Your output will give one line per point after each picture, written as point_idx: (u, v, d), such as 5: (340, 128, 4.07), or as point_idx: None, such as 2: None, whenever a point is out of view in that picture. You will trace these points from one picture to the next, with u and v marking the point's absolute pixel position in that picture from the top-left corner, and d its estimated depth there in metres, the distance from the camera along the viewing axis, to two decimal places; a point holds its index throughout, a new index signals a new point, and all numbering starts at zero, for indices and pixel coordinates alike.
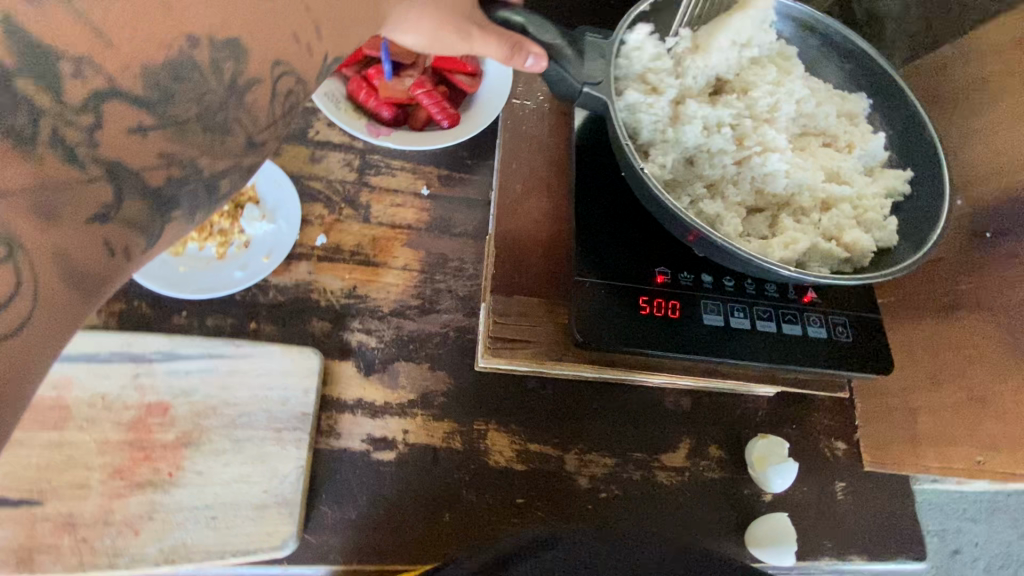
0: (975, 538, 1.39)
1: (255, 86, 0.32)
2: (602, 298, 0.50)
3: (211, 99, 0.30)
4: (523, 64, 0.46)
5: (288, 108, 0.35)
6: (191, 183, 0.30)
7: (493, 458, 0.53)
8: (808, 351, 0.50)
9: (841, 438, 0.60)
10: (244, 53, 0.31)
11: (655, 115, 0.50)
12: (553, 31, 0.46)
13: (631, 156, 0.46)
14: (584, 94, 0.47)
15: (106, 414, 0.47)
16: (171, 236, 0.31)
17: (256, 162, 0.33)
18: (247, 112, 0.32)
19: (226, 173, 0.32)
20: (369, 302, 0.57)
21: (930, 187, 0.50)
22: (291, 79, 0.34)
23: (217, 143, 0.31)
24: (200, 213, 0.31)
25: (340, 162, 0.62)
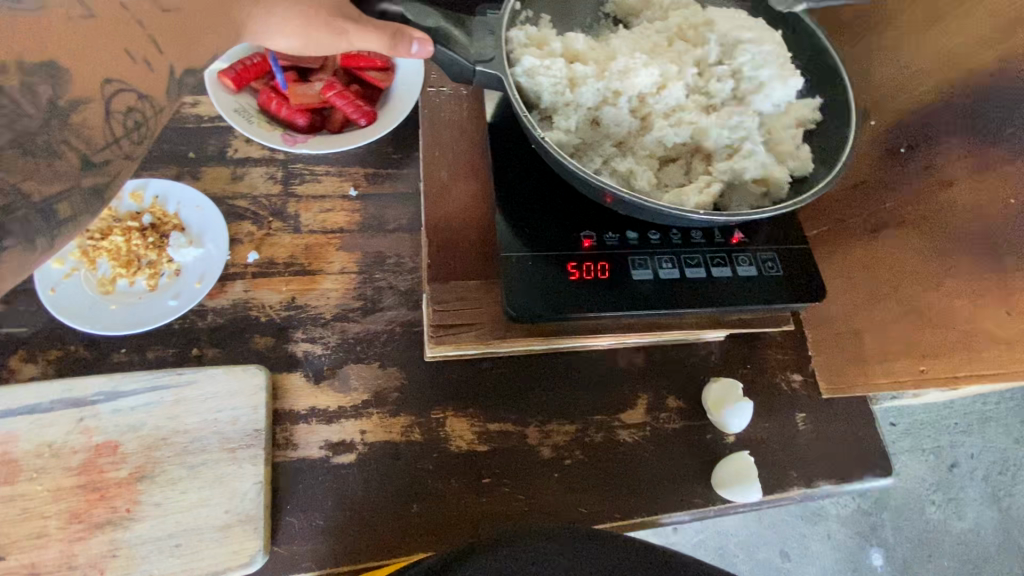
0: (970, 450, 1.42)
1: (81, 108, 0.39)
2: (532, 271, 0.51)
3: (26, 124, 0.36)
4: (407, 51, 0.45)
5: (134, 125, 0.41)
6: (18, 211, 0.35)
7: (455, 443, 0.54)
8: (741, 291, 0.51)
9: (795, 369, 0.60)
10: (64, 76, 0.38)
11: (554, 77, 0.49)
12: (435, 15, 0.47)
13: (531, 126, 0.46)
14: (478, 73, 0.47)
15: (55, 461, 0.47)
16: (15, 266, 0.36)
17: (97, 179, 0.39)
18: (77, 135, 0.38)
19: (61, 196, 0.37)
20: (311, 311, 0.57)
21: (836, 113, 0.51)
22: (129, 96, 0.41)
23: (43, 166, 0.37)
24: (41, 239, 0.36)
25: (263, 176, 0.62)
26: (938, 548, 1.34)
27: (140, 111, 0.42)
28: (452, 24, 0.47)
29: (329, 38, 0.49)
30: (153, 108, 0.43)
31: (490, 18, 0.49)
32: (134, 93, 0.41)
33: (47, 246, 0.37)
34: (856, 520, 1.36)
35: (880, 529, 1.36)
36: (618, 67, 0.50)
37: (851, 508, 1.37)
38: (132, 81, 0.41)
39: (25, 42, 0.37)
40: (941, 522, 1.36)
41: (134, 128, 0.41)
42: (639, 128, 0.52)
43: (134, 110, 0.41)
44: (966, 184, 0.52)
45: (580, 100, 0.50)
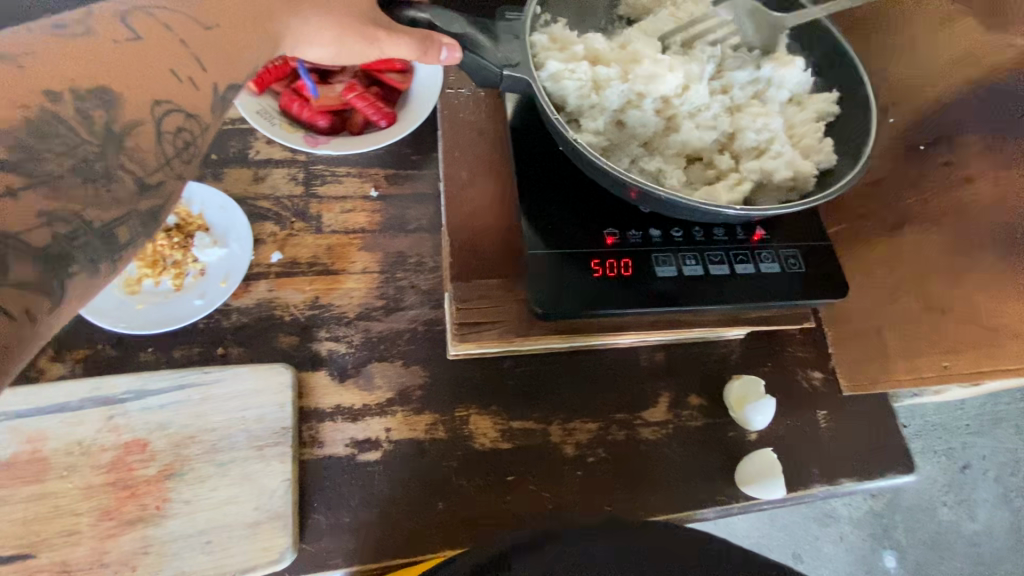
0: (982, 451, 1.41)
1: (134, 131, 0.38)
2: (557, 269, 0.51)
3: (85, 151, 0.36)
4: (438, 57, 0.48)
5: (183, 144, 0.41)
6: (82, 237, 0.34)
7: (479, 441, 0.54)
8: (765, 287, 0.51)
9: (816, 367, 0.60)
10: (117, 101, 0.38)
11: (578, 80, 0.49)
12: (460, 20, 0.48)
13: (560, 127, 0.46)
14: (505, 78, 0.47)
15: (85, 458, 0.48)
16: (82, 292, 0.34)
17: (152, 203, 0.38)
18: (130, 158, 0.38)
19: (119, 221, 0.36)
20: (334, 310, 0.57)
21: (858, 106, 0.51)
22: (178, 117, 0.40)
23: (101, 191, 0.36)
24: (104, 263, 0.35)
25: (285, 177, 0.62)
26: (951, 550, 1.34)
27: (189, 131, 0.41)
28: (478, 29, 0.48)
29: (362, 45, 0.50)
30: (200, 126, 0.42)
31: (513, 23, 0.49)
32: (181, 114, 0.41)
33: (110, 270, 0.36)
34: (868, 522, 1.36)
35: (893, 531, 1.35)
36: (642, 70, 0.50)
37: (863, 510, 1.37)
38: (182, 102, 0.41)
39: (75, 69, 0.37)
40: (953, 524, 1.36)
41: (183, 148, 0.41)
42: (664, 128, 0.52)
43: (183, 130, 0.41)
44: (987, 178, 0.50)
45: (606, 103, 0.50)
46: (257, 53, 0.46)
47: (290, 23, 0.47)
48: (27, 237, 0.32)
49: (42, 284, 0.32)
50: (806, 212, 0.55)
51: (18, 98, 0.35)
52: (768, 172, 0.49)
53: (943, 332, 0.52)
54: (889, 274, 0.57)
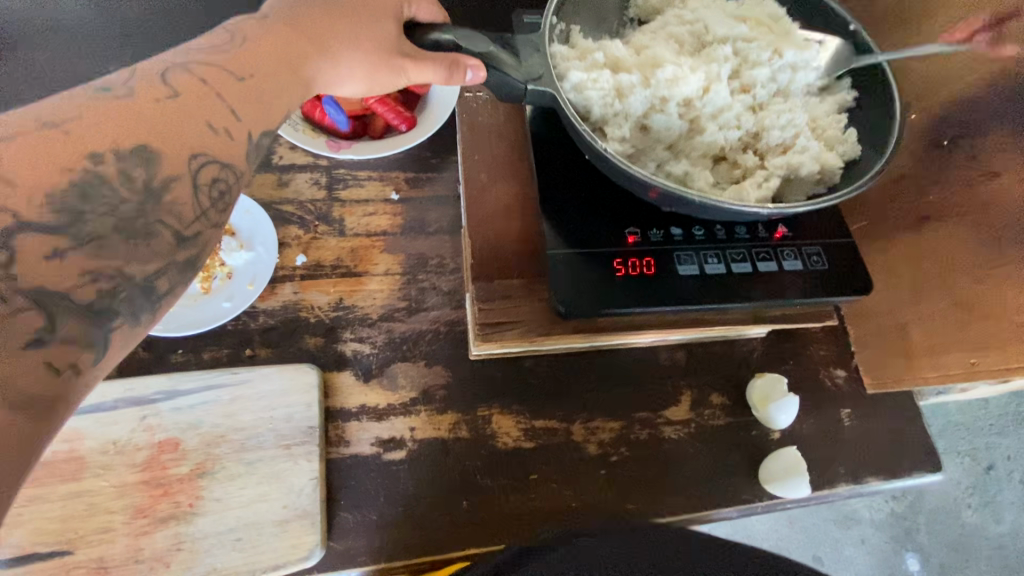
0: (1007, 452, 1.39)
1: (172, 186, 0.37)
2: (580, 269, 0.51)
3: (126, 210, 0.35)
4: (463, 80, 0.47)
5: (219, 195, 0.40)
6: (124, 291, 0.34)
7: (502, 440, 0.55)
8: (787, 283, 0.51)
9: (838, 365, 0.61)
10: (155, 158, 0.37)
11: (601, 89, 0.49)
12: (484, 39, 0.47)
13: (587, 135, 0.47)
14: (529, 91, 0.48)
15: (120, 458, 0.49)
16: (124, 343, 0.34)
17: (190, 253, 0.38)
18: (171, 212, 0.37)
19: (161, 272, 0.36)
20: (357, 312, 0.58)
21: (878, 98, 0.51)
22: (215, 168, 0.40)
23: (140, 247, 0.35)
24: (145, 314, 0.35)
25: (308, 182, 0.64)
26: (976, 554, 1.31)
27: (225, 180, 0.40)
28: (500, 47, 0.48)
29: (390, 76, 0.49)
30: (237, 175, 0.41)
31: (533, 36, 0.50)
32: (219, 164, 0.40)
33: (149, 320, 0.35)
34: (890, 524, 1.34)
35: (916, 533, 1.33)
36: (664, 76, 0.50)
37: (885, 512, 1.35)
38: (220, 154, 0.40)
39: (116, 129, 0.36)
40: (978, 526, 1.33)
41: (220, 197, 0.40)
42: (688, 131, 0.52)
43: (219, 180, 0.40)
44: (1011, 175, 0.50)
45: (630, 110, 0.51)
46: (292, 98, 0.45)
47: (321, 64, 0.47)
48: (75, 295, 0.32)
49: (89, 340, 0.32)
50: (829, 210, 0.55)
51: (63, 161, 0.34)
52: (798, 168, 0.49)
53: (969, 330, 0.52)
54: (913, 271, 0.57)
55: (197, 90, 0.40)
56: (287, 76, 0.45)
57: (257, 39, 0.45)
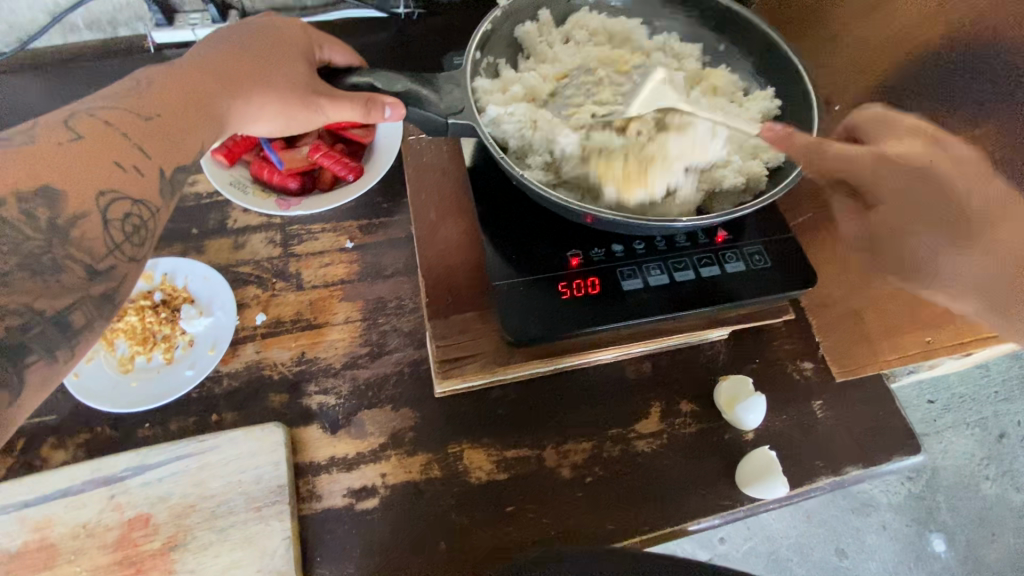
0: (1017, 417, 1.37)
1: (81, 222, 0.42)
2: (526, 296, 0.52)
3: (32, 247, 0.40)
4: (382, 116, 0.50)
5: (132, 229, 0.44)
6: (33, 327, 0.38)
7: (475, 475, 0.54)
8: (731, 286, 0.52)
9: (806, 357, 0.61)
10: (62, 197, 0.42)
11: (517, 120, 0.52)
12: (402, 78, 0.49)
13: (508, 167, 0.48)
14: (452, 125, 0.49)
15: (91, 540, 0.49)
16: (41, 381, 0.38)
17: (104, 287, 0.42)
18: (76, 247, 0.41)
19: (73, 307, 0.40)
20: (320, 363, 0.58)
21: (799, 100, 0.54)
22: (124, 203, 0.44)
23: (51, 282, 0.40)
24: (62, 350, 0.39)
25: (264, 241, 0.65)
26: (1002, 526, 1.28)
27: (138, 216, 0.45)
28: (420, 84, 0.50)
29: (307, 114, 0.52)
30: (148, 211, 0.46)
31: (455, 73, 0.51)
32: (128, 200, 0.44)
33: (66, 356, 0.39)
34: (910, 507, 1.31)
35: (935, 513, 1.31)
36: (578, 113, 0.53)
37: (903, 494, 1.32)
38: (126, 189, 0.44)
39: (21, 174, 0.41)
40: (999, 498, 1.31)
41: (133, 232, 0.44)
42: None
43: (131, 215, 0.45)
44: None
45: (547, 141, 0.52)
46: (203, 134, 0.50)
47: (231, 100, 0.51)
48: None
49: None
50: (765, 208, 0.56)
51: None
52: (721, 181, 0.52)
53: None
54: (861, 256, 0.57)
55: (101, 132, 0.45)
56: (197, 115, 0.49)
57: (165, 86, 0.49)
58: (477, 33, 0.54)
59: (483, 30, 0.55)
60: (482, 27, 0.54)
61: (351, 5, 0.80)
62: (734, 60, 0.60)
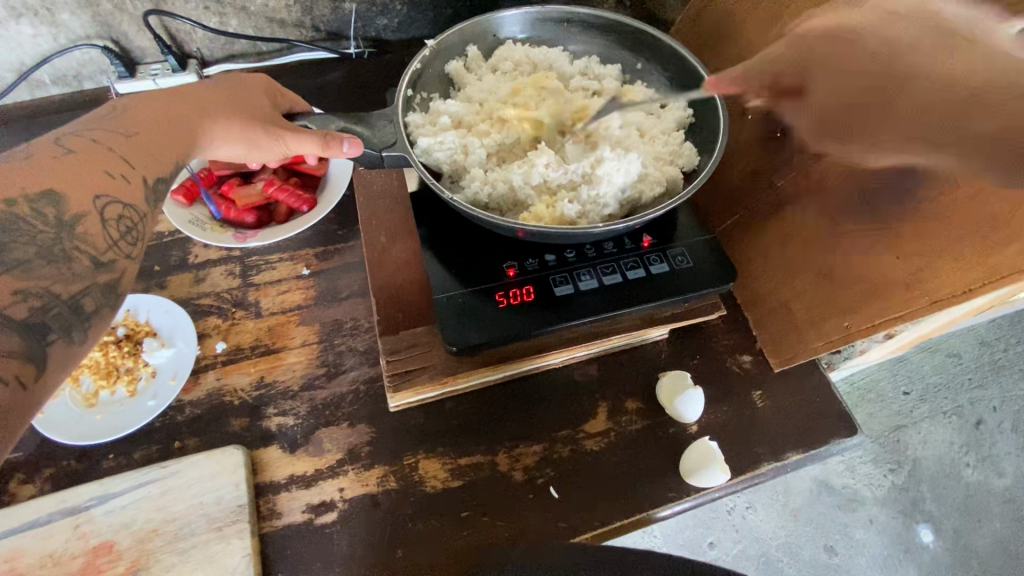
0: (992, 403, 1.40)
1: (82, 219, 0.44)
2: (464, 307, 0.55)
3: (44, 238, 0.42)
4: (342, 149, 0.52)
5: (126, 228, 0.47)
6: (55, 308, 0.40)
7: (430, 484, 0.57)
8: (657, 287, 0.56)
9: (743, 350, 0.65)
10: (61, 198, 0.44)
11: (448, 148, 0.56)
12: (335, 118, 0.54)
13: (438, 189, 0.51)
14: (387, 157, 0.53)
15: (57, 569, 0.50)
16: (63, 358, 0.40)
17: (110, 276, 0.45)
18: (82, 240, 0.44)
19: (84, 293, 0.42)
20: (279, 386, 0.61)
21: (706, 108, 0.58)
22: (117, 206, 0.47)
23: (63, 270, 0.42)
24: (76, 331, 0.41)
25: (224, 274, 0.68)
26: (985, 512, 1.31)
27: (129, 218, 0.47)
28: (353, 121, 0.54)
29: (271, 144, 0.55)
30: (138, 214, 0.48)
31: (387, 109, 0.55)
32: (121, 204, 0.47)
33: (82, 337, 0.42)
34: (895, 499, 1.32)
35: (921, 503, 1.32)
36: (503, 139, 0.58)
37: (887, 487, 1.33)
38: (118, 195, 0.47)
39: (22, 179, 0.43)
40: (982, 483, 1.33)
41: (127, 231, 0.47)
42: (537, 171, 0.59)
43: (123, 217, 0.47)
44: None
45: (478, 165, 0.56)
46: (177, 151, 0.52)
47: (201, 121, 0.53)
48: (7, 314, 0.38)
49: (28, 354, 0.38)
50: (686, 214, 0.60)
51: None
52: (642, 186, 0.55)
53: (837, 295, 0.56)
54: (783, 251, 0.61)
55: (89, 148, 0.47)
56: (170, 134, 0.52)
57: (140, 111, 0.52)
58: (406, 71, 0.58)
59: (414, 69, 0.59)
60: (411, 66, 0.59)
61: (303, 47, 0.85)
62: (653, 74, 0.64)
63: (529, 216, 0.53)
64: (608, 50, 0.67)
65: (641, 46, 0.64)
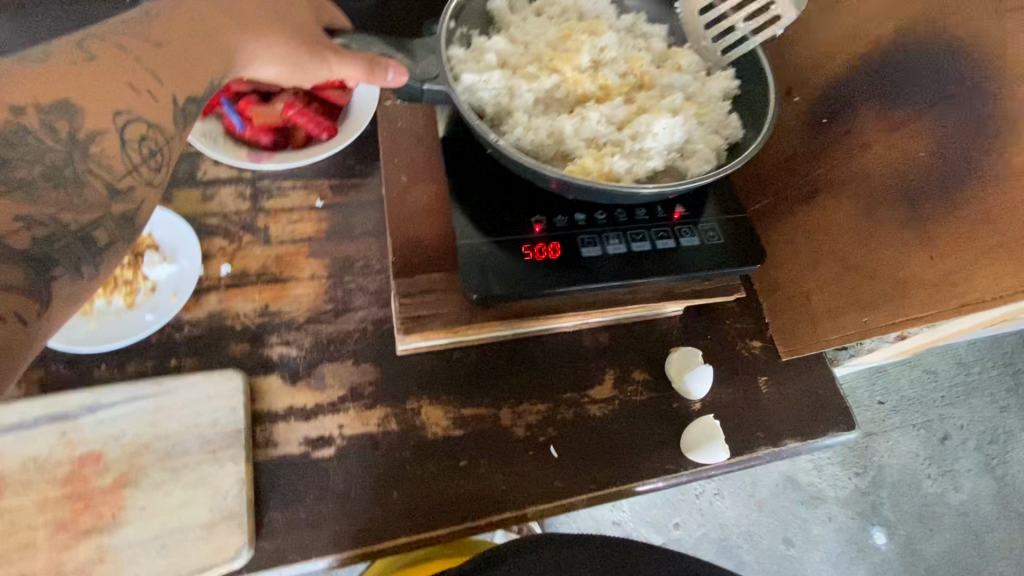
0: (958, 422, 1.45)
1: (99, 139, 0.38)
2: (488, 255, 0.53)
3: (54, 157, 0.36)
4: (385, 79, 0.48)
5: (149, 152, 0.40)
6: (61, 239, 0.35)
7: (431, 430, 0.56)
8: (685, 260, 0.55)
9: (754, 336, 0.64)
10: (77, 113, 0.37)
11: (494, 89, 0.54)
12: (378, 43, 0.50)
13: (483, 131, 0.48)
14: (427, 92, 0.50)
15: (40, 474, 0.48)
16: (67, 294, 0.35)
17: (125, 206, 0.38)
18: (97, 163, 0.38)
19: (95, 223, 0.37)
20: (284, 316, 0.59)
21: (755, 79, 0.57)
22: (140, 126, 0.40)
23: (73, 196, 0.36)
24: (87, 267, 0.36)
25: (233, 195, 0.65)
26: (937, 522, 1.36)
27: (153, 140, 0.40)
28: (394, 48, 0.50)
29: (314, 66, 0.50)
30: (163, 136, 0.41)
31: (429, 39, 0.51)
32: (144, 122, 0.40)
33: (94, 274, 0.36)
34: (855, 501, 1.36)
35: (880, 508, 1.36)
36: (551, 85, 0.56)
37: (849, 489, 1.37)
38: (143, 112, 0.40)
39: (35, 87, 0.37)
40: (939, 495, 1.38)
41: (151, 155, 0.40)
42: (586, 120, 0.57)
43: (147, 138, 0.40)
44: (881, 145, 0.54)
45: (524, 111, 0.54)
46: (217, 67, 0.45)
47: (243, 35, 0.47)
48: (7, 241, 0.33)
49: (28, 290, 0.33)
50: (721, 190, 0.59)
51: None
52: (689, 150, 0.55)
53: (860, 290, 0.55)
54: (811, 240, 0.60)
55: (114, 55, 0.40)
56: (209, 47, 0.45)
57: (178, 13, 0.45)
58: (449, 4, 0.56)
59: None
60: None
61: None
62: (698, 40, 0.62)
63: (577, 169, 0.52)
64: (656, 11, 0.64)
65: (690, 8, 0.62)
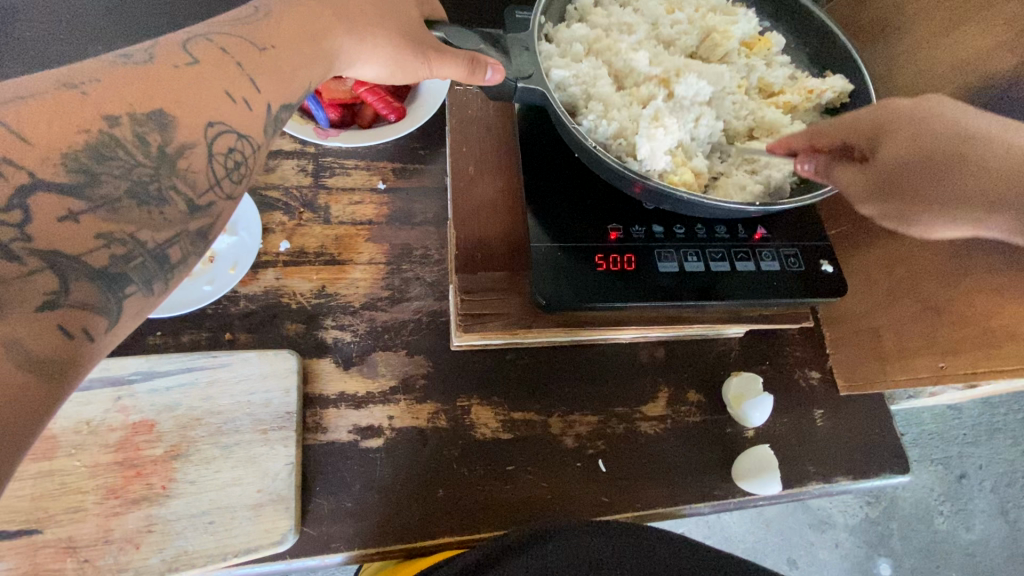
0: (978, 461, 1.35)
1: (187, 153, 0.36)
2: (560, 260, 0.52)
3: (140, 173, 0.34)
4: (483, 78, 0.47)
5: (234, 165, 0.38)
6: (137, 257, 0.32)
7: (480, 431, 0.55)
8: (764, 283, 0.53)
9: (813, 366, 0.63)
10: (171, 123, 0.35)
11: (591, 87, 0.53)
12: (474, 37, 0.49)
13: (577, 134, 0.47)
14: (519, 90, 0.48)
15: (93, 438, 0.48)
16: (137, 311, 0.32)
17: (203, 222, 0.36)
18: (182, 178, 0.35)
19: (171, 242, 0.34)
20: (340, 299, 0.58)
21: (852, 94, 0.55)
22: (231, 137, 0.38)
23: (154, 214, 0.34)
24: (158, 282, 0.33)
25: (295, 169, 0.63)
26: (946, 560, 1.27)
27: (241, 151, 0.38)
28: (490, 45, 0.49)
29: (413, 63, 0.49)
30: (251, 147, 0.39)
31: (522, 35, 0.50)
32: (234, 134, 0.38)
33: (163, 289, 0.34)
34: (865, 529, 1.29)
35: (888, 538, 1.28)
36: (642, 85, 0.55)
37: (860, 517, 1.29)
38: (234, 122, 0.38)
39: (133, 91, 0.35)
40: (950, 534, 1.29)
41: (234, 169, 0.38)
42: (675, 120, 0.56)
43: (234, 151, 0.38)
44: None
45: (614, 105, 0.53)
46: (314, 66, 0.44)
47: (344, 40, 0.46)
48: (85, 260, 0.30)
49: (101, 306, 0.30)
50: (802, 214, 0.57)
51: (79, 121, 0.32)
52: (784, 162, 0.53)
53: (939, 333, 0.53)
54: (889, 276, 0.58)
55: (218, 59, 0.39)
56: (311, 50, 0.44)
57: (283, 14, 0.43)
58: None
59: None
60: None
61: None
62: (790, 47, 0.61)
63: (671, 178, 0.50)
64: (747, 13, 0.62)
65: (784, 14, 0.61)
